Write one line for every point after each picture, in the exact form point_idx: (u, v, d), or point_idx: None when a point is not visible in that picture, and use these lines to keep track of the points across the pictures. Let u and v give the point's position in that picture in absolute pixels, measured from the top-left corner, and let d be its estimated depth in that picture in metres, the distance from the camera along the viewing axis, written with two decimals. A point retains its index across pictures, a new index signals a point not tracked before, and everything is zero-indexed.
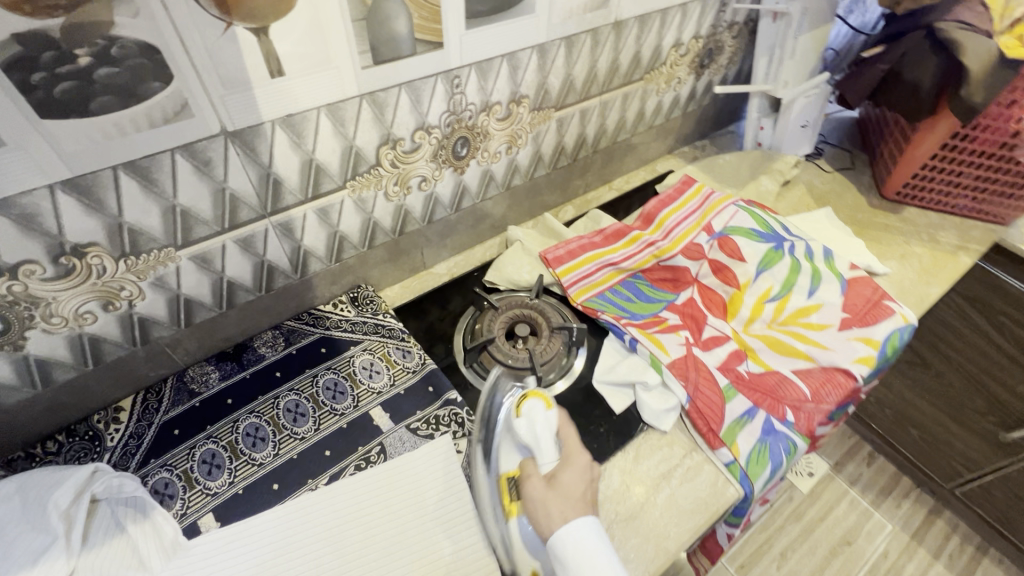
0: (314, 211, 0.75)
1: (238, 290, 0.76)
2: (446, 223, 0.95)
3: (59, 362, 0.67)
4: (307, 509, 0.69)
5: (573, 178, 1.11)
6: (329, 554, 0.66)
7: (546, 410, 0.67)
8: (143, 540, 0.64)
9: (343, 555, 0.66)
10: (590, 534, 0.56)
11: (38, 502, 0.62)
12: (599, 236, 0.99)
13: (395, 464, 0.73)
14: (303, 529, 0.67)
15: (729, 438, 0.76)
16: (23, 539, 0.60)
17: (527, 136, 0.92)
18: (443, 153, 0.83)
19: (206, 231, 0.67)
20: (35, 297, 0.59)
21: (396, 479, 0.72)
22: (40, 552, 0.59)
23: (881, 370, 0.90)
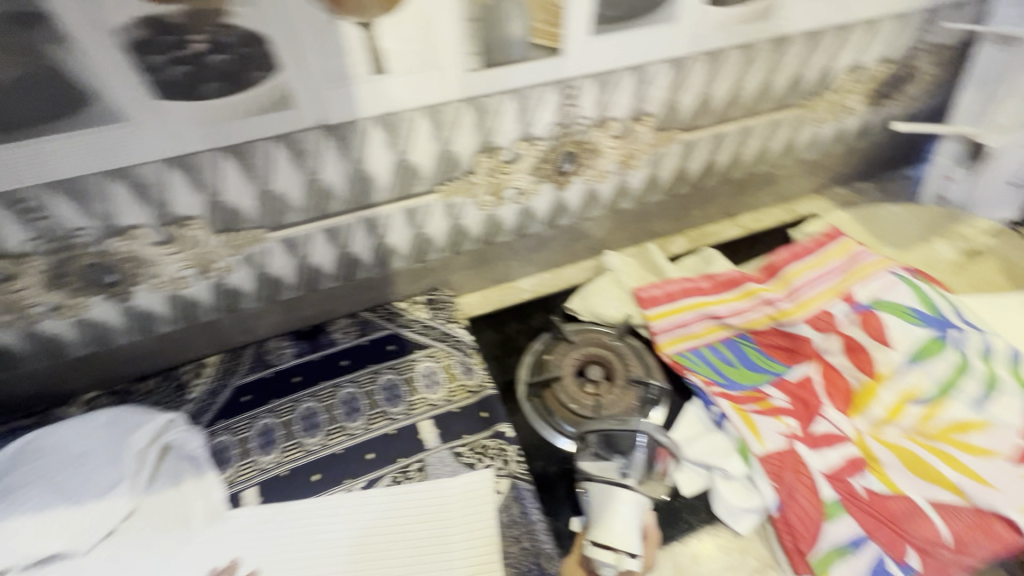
0: (402, 211, 0.73)
1: (321, 276, 0.77)
2: (539, 239, 0.88)
3: (162, 316, 0.73)
4: (338, 510, 0.68)
5: (691, 208, 0.98)
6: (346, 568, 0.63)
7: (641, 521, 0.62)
8: (194, 497, 0.68)
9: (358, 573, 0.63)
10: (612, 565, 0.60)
11: (119, 438, 0.69)
12: (708, 282, 0.86)
13: (431, 487, 0.69)
14: (328, 533, 0.66)
15: (820, 568, 0.61)
16: (98, 469, 0.67)
17: (643, 158, 0.82)
18: (544, 167, 0.76)
19: (296, 218, 0.67)
20: (143, 257, 0.64)
21: (429, 506, 0.68)
22: (109, 485, 0.66)
23: None
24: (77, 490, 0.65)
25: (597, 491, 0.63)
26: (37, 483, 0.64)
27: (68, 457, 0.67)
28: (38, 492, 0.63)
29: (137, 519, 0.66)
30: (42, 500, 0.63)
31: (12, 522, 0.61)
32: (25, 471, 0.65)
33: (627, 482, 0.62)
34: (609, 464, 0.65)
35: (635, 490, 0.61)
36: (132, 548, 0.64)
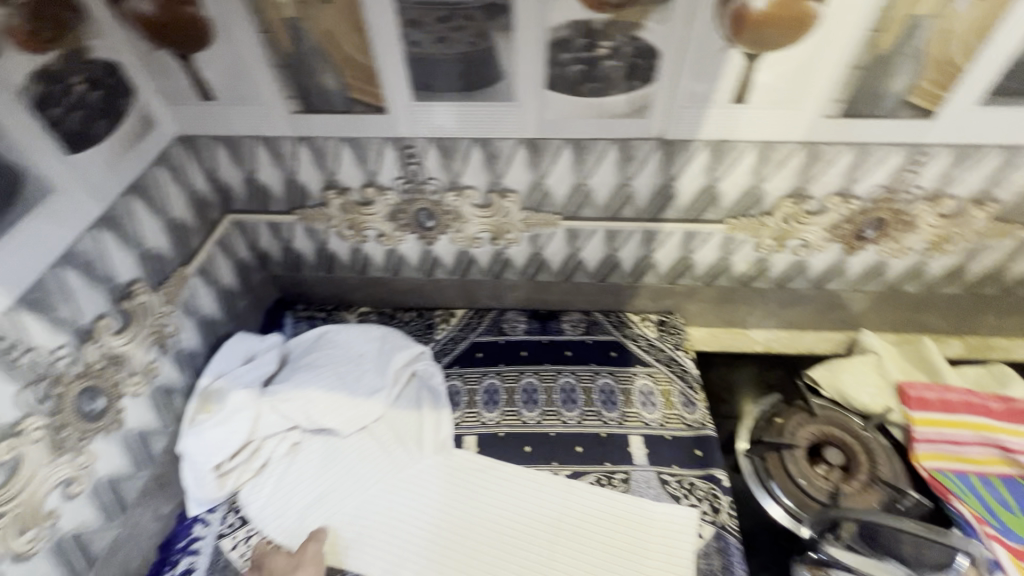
0: (682, 232, 0.74)
1: (579, 270, 0.82)
2: (797, 295, 0.83)
3: (444, 266, 0.83)
4: (542, 484, 0.72)
5: (988, 313, 0.83)
6: (541, 537, 0.67)
7: None
8: (427, 425, 0.77)
9: (551, 549, 0.66)
10: None
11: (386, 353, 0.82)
12: (1000, 404, 0.72)
13: (632, 503, 0.70)
14: (530, 497, 0.71)
15: None
16: (367, 373, 0.79)
17: (963, 245, 0.72)
18: (846, 227, 0.71)
19: (590, 214, 0.72)
20: (460, 213, 0.74)
21: (627, 519, 0.68)
22: (372, 389, 0.78)
23: None
24: (351, 383, 0.77)
25: None
26: (326, 367, 0.78)
27: (349, 355, 0.81)
28: (327, 374, 0.77)
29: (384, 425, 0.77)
30: (328, 381, 0.76)
31: (309, 390, 0.74)
32: (320, 355, 0.80)
33: None
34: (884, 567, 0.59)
35: None
36: (376, 447, 0.75)
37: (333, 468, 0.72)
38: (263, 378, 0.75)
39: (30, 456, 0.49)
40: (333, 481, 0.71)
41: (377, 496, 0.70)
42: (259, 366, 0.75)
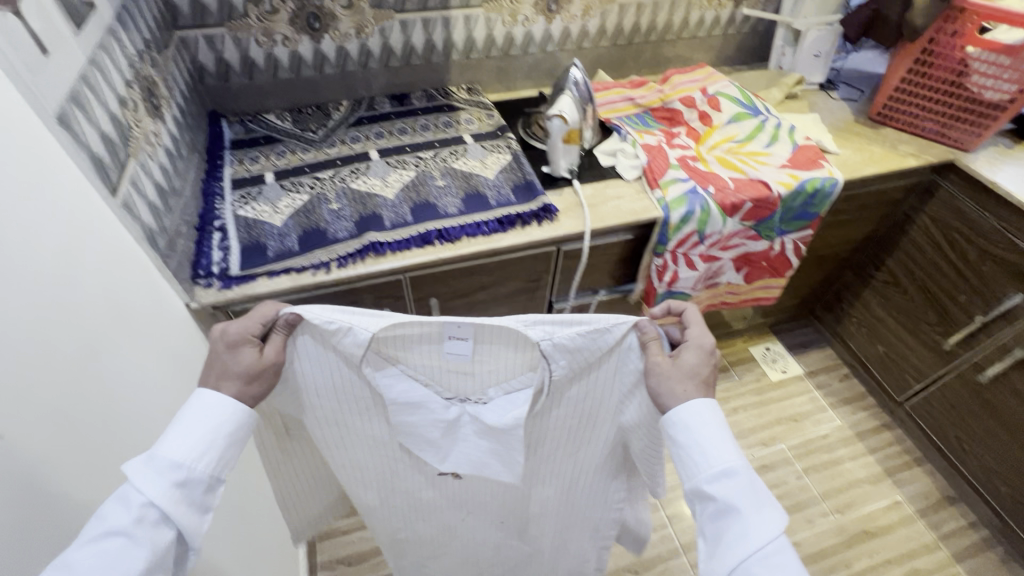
0: (464, 16, 1.35)
1: (414, 55, 1.39)
2: (535, 58, 1.51)
3: (331, 61, 1.33)
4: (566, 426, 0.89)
5: (628, 58, 1.61)
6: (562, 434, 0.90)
7: (642, 140, 1.32)
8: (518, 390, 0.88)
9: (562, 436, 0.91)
10: (607, 158, 1.32)
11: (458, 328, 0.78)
12: (629, 84, 1.50)
13: (464, 157, 1.30)
14: (564, 429, 0.89)
15: (664, 186, 1.24)
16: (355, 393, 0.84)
17: (597, 10, 1.45)
18: (540, 4, 1.40)
19: (413, 7, 1.30)
20: (336, 16, 1.25)
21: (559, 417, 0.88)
22: (353, 450, 0.94)
23: (796, 208, 1.35)
24: (348, 419, 0.87)
25: (614, 144, 1.33)
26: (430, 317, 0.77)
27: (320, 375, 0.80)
28: (491, 359, 0.83)
29: (367, 493, 1.03)
30: (375, 408, 0.86)
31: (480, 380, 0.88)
32: (338, 383, 0.82)
33: (621, 138, 1.35)
34: (617, 139, 1.35)
35: (573, 100, 1.13)
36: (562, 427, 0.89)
37: (544, 427, 0.89)
38: (334, 327, 0.74)
39: (139, 102, 0.91)
40: (540, 429, 0.89)
41: (548, 435, 0.91)
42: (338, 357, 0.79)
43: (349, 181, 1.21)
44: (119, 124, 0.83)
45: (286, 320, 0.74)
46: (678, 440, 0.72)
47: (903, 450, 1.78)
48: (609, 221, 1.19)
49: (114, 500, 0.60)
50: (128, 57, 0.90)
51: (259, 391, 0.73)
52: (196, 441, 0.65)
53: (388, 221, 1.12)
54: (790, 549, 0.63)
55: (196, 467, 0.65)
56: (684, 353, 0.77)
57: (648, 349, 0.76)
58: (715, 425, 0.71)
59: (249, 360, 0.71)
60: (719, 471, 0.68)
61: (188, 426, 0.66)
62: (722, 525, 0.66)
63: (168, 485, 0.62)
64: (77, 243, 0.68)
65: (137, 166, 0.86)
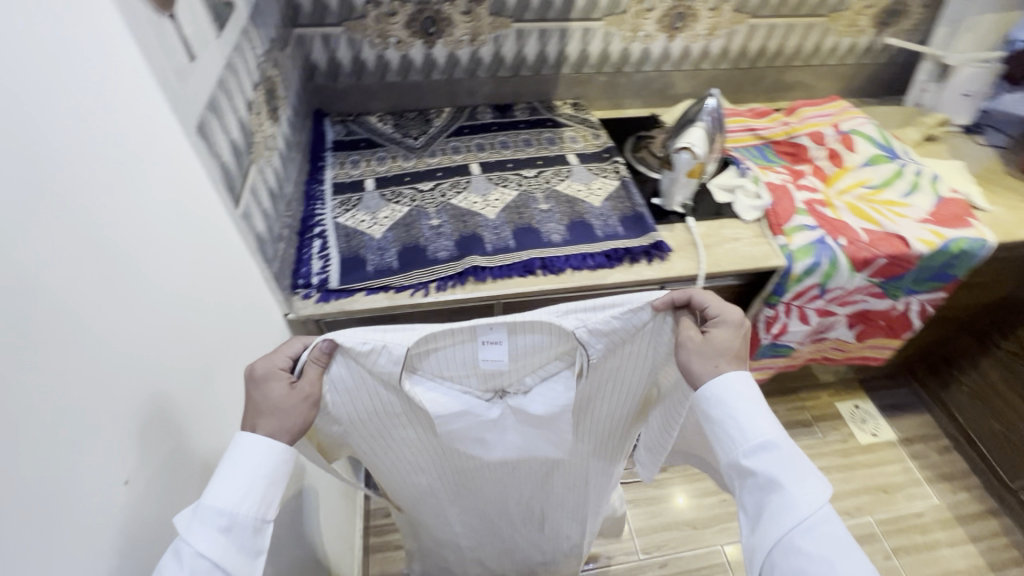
0: (582, 29, 1.27)
1: (524, 65, 1.32)
2: (648, 77, 1.41)
3: (440, 67, 1.29)
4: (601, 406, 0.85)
5: (747, 83, 1.49)
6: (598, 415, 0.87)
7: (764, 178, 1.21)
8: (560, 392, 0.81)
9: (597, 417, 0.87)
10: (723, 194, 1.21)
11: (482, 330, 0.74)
12: (750, 113, 1.38)
13: (569, 179, 1.22)
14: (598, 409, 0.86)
15: (788, 232, 1.12)
16: (391, 409, 0.79)
17: (724, 30, 1.34)
18: (664, 21, 1.30)
19: (531, 16, 1.23)
20: (452, 21, 1.20)
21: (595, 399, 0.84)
22: (396, 454, 0.88)
23: (933, 268, 1.19)
24: (389, 428, 0.82)
25: (732, 179, 1.22)
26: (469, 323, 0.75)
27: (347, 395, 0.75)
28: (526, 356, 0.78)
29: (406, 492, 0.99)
30: (413, 419, 0.81)
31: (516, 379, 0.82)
32: (373, 404, 0.77)
33: (741, 173, 1.24)
34: (735, 173, 1.24)
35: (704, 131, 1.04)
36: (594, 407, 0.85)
37: (581, 411, 0.85)
38: (367, 349, 0.69)
39: (262, 106, 0.88)
40: (579, 412, 0.85)
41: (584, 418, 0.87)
42: (372, 378, 0.74)
43: (450, 196, 1.16)
44: (245, 131, 0.80)
45: (319, 349, 0.68)
46: (713, 416, 0.67)
47: (1012, 544, 1.58)
48: (725, 265, 1.09)
49: (166, 555, 0.52)
50: (257, 58, 0.88)
51: (300, 426, 0.65)
52: (240, 483, 0.57)
53: (489, 244, 1.06)
54: (836, 519, 0.58)
55: (245, 511, 0.57)
56: (716, 326, 0.72)
57: (682, 323, 0.73)
58: (751, 397, 0.66)
59: (281, 396, 0.64)
60: (757, 444, 0.63)
61: (233, 465, 0.58)
62: (765, 500, 0.61)
63: (215, 535, 0.54)
64: (200, 252, 0.66)
65: (256, 173, 0.83)
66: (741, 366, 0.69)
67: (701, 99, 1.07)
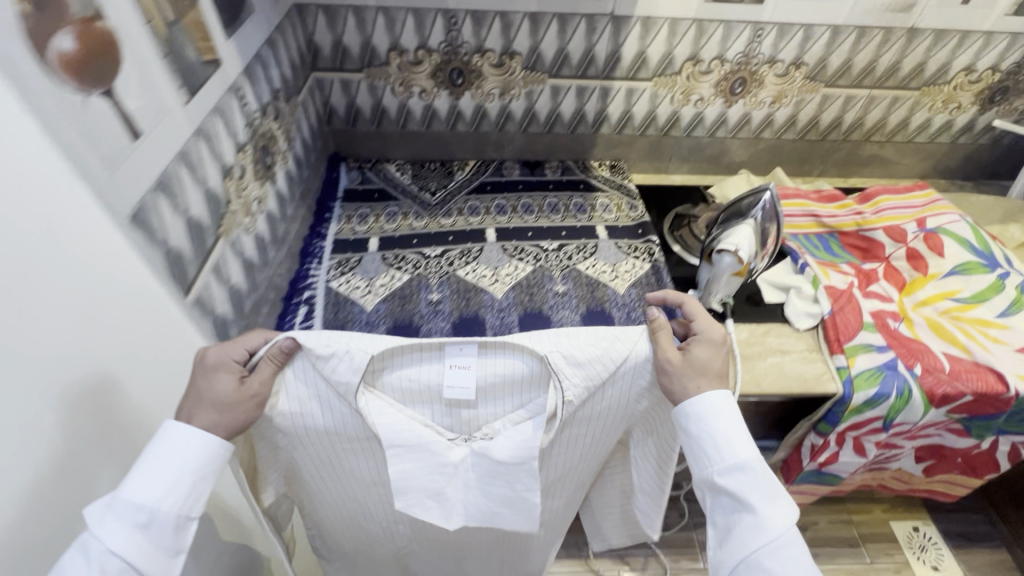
0: (626, 88, 1.13)
1: (559, 122, 1.20)
2: (699, 142, 1.26)
3: (466, 118, 1.18)
4: (579, 444, 0.72)
5: (814, 156, 1.30)
6: (578, 460, 0.75)
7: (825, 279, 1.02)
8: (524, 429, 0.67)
9: (578, 461, 0.75)
10: (774, 294, 1.05)
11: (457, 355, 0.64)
12: (815, 195, 1.19)
13: (593, 258, 1.08)
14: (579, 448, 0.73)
15: (849, 352, 0.93)
16: (348, 435, 0.66)
17: (792, 98, 1.17)
18: (723, 85, 1.14)
19: (569, 72, 1.10)
20: (482, 73, 1.10)
21: (573, 439, 0.71)
22: (345, 491, 0.75)
23: None
24: (340, 458, 0.69)
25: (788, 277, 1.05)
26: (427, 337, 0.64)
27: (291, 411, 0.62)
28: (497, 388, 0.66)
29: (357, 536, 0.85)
30: (365, 450, 0.68)
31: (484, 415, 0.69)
32: (327, 423, 0.64)
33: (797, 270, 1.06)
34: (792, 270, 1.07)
35: (753, 229, 0.89)
36: (570, 450, 0.73)
37: (556, 454, 0.73)
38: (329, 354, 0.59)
39: (247, 167, 0.80)
40: (556, 458, 0.73)
41: (561, 461, 0.74)
42: (331, 392, 0.62)
43: (457, 266, 1.04)
44: (216, 200, 0.71)
45: (278, 348, 0.58)
46: (688, 430, 0.61)
47: None
48: (765, 386, 0.91)
49: (71, 551, 0.45)
50: (248, 114, 0.80)
51: (239, 425, 0.55)
52: (164, 476, 0.49)
53: (490, 331, 0.94)
54: (805, 544, 0.55)
55: (167, 507, 0.49)
56: (695, 343, 0.64)
57: (657, 338, 0.63)
58: (729, 411, 0.60)
59: (224, 390, 0.54)
60: (733, 465, 0.58)
61: (160, 453, 0.50)
62: (736, 518, 0.57)
63: (130, 533, 0.47)
64: (53, 251, 0.45)
65: (227, 246, 0.74)
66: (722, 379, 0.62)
67: (756, 191, 0.93)
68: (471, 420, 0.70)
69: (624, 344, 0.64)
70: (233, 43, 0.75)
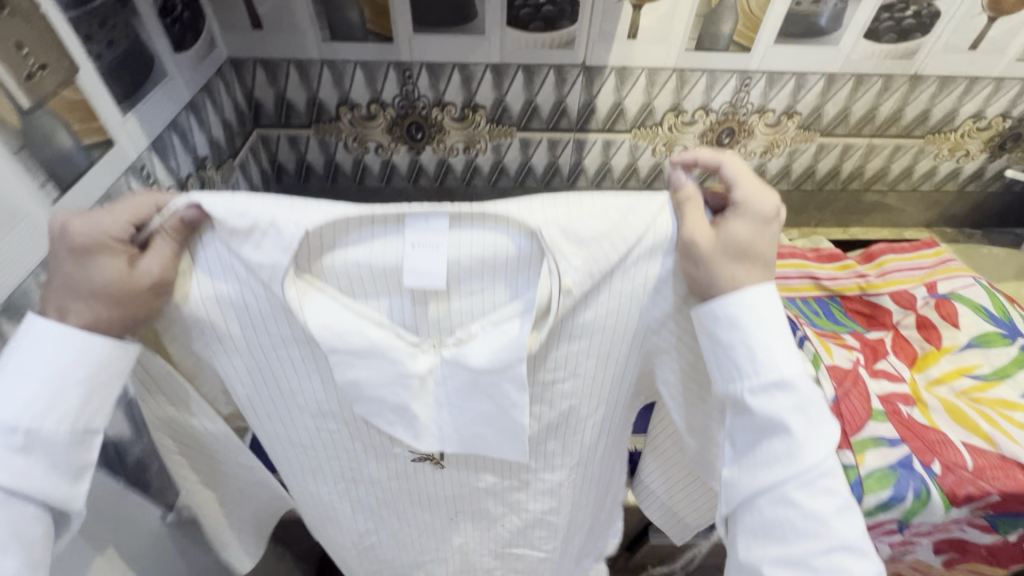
0: (603, 140, 1.03)
1: (530, 176, 1.09)
2: None
3: (428, 173, 1.07)
4: (568, 354, 0.59)
5: (811, 206, 1.20)
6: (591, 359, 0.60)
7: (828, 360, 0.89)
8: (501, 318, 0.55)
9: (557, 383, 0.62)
10: None
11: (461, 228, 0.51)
12: (814, 253, 1.07)
13: None
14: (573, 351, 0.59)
15: (858, 448, 0.81)
16: (268, 313, 0.53)
17: (785, 148, 1.07)
18: (709, 135, 1.04)
19: (539, 125, 1.00)
20: (443, 127, 0.99)
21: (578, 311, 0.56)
22: (296, 388, 0.60)
23: None
24: (274, 335, 0.55)
25: None
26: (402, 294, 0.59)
27: (235, 304, 0.52)
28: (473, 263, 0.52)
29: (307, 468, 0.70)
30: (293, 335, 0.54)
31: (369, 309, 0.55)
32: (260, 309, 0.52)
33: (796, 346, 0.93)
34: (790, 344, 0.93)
35: None
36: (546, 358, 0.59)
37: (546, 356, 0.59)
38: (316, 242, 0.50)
39: None
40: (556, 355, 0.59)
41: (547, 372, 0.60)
42: (253, 278, 0.51)
43: None
44: None
45: (177, 219, 0.49)
46: (716, 337, 0.53)
47: None
48: None
49: None
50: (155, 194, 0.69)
51: (137, 318, 0.49)
52: (35, 382, 0.47)
53: None
54: (840, 473, 0.52)
55: (54, 425, 0.48)
56: (735, 215, 0.53)
57: (683, 210, 0.52)
58: (786, 340, 0.52)
59: (108, 275, 0.47)
60: (771, 381, 0.51)
61: (22, 354, 0.47)
62: (762, 443, 0.53)
63: (12, 455, 0.46)
64: None
65: None
66: (768, 273, 0.54)
67: None
68: (441, 321, 0.56)
69: (642, 218, 0.53)
70: (134, 120, 0.65)
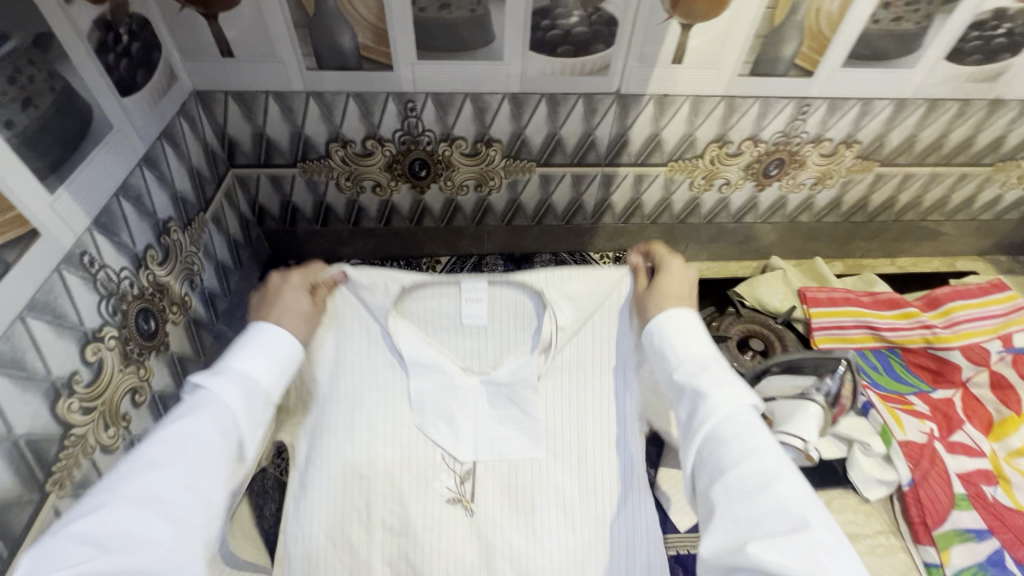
0: (634, 174, 0.90)
1: (550, 213, 0.96)
2: (721, 228, 1.03)
3: (434, 212, 0.94)
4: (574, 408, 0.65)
5: (858, 236, 1.08)
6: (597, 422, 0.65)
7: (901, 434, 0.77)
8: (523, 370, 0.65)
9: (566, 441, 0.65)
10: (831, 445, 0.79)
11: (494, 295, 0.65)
12: (869, 297, 0.95)
13: None
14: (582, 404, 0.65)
15: (942, 544, 0.70)
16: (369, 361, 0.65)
17: (838, 179, 0.94)
18: (755, 167, 0.91)
19: (562, 159, 0.86)
20: (451, 163, 0.85)
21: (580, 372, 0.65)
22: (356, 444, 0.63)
23: None
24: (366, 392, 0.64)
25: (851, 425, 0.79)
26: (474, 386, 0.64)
27: (359, 344, 0.64)
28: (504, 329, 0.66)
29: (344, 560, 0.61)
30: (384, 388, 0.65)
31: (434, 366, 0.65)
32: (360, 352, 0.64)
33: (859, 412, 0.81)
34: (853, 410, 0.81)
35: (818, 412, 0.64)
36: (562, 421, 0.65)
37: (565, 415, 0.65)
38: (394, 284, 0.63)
39: (109, 362, 0.55)
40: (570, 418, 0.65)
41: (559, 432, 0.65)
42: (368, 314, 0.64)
43: None
44: (38, 451, 0.47)
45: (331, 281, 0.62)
46: (653, 348, 0.56)
47: None
48: None
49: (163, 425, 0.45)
50: (105, 282, 0.55)
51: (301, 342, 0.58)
52: (266, 359, 0.52)
53: None
54: (762, 432, 0.46)
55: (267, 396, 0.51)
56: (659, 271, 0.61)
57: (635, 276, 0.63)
58: (694, 329, 0.54)
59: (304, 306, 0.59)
60: (688, 364, 0.52)
61: (258, 342, 0.53)
62: (696, 420, 0.48)
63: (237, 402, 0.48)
64: None
65: (69, 502, 0.50)
66: (686, 302, 0.57)
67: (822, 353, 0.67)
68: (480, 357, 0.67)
69: (606, 284, 0.64)
70: (70, 196, 0.50)
